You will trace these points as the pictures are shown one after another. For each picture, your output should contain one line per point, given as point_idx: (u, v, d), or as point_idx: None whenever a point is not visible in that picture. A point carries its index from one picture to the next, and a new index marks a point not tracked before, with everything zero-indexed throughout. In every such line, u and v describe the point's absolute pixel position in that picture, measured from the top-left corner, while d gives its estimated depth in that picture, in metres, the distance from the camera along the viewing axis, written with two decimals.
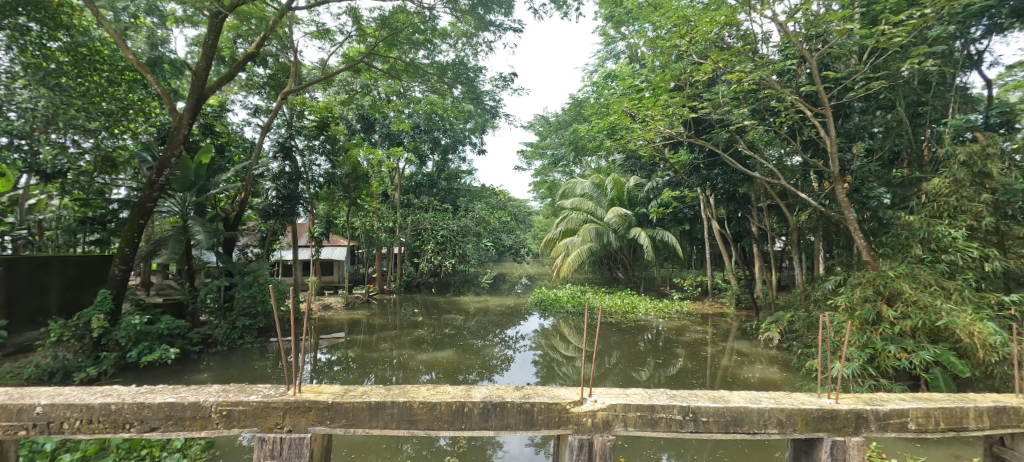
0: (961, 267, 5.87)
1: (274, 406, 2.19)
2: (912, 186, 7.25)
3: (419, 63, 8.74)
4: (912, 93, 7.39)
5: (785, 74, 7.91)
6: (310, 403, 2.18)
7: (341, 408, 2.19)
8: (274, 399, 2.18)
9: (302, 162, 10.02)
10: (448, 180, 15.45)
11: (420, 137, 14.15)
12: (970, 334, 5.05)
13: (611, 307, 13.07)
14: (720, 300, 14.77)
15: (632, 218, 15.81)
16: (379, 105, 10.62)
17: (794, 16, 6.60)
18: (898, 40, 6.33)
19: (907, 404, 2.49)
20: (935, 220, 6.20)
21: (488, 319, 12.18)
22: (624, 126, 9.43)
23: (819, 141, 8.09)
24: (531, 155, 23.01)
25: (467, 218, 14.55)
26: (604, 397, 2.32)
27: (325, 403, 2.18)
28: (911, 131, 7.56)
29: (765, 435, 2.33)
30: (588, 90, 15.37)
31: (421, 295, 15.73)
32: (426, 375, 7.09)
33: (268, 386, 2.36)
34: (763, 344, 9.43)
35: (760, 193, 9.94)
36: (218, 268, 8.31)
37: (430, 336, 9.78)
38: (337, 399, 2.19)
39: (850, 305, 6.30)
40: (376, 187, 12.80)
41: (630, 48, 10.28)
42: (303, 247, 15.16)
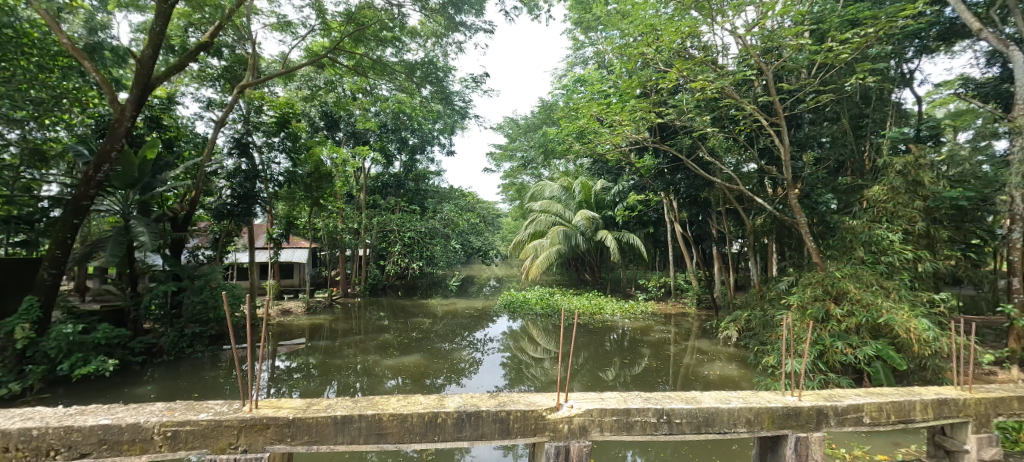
0: (902, 268, 6.30)
1: (228, 424, 2.00)
2: (855, 193, 7.74)
3: (387, 61, 8.53)
4: (856, 106, 7.91)
5: (743, 84, 8.25)
6: (269, 420, 2.00)
7: (303, 424, 2.03)
8: (227, 416, 2.00)
9: (260, 159, 9.52)
10: (416, 181, 15.13)
11: (387, 137, 13.79)
12: (906, 330, 5.39)
13: (579, 308, 13.21)
14: (682, 300, 15.26)
15: (599, 221, 16.07)
16: (344, 102, 10.24)
17: (752, 30, 6.89)
18: (844, 56, 6.73)
19: (864, 399, 2.52)
20: (875, 224, 6.62)
21: (456, 322, 12.00)
22: (593, 130, 9.55)
23: (774, 149, 8.50)
24: (501, 157, 22.98)
25: (435, 220, 14.29)
26: (580, 402, 2.24)
27: (285, 419, 2.01)
28: (853, 141, 8.08)
29: (734, 435, 2.32)
30: (557, 93, 15.51)
31: (387, 298, 15.32)
32: (390, 381, 6.84)
33: (220, 402, 2.16)
34: (723, 343, 9.79)
35: (720, 197, 10.34)
36: (165, 271, 7.73)
37: (396, 340, 9.51)
38: (299, 415, 2.02)
39: (801, 304, 6.63)
40: (340, 187, 12.36)
41: (598, 54, 10.43)
42: (260, 249, 14.42)
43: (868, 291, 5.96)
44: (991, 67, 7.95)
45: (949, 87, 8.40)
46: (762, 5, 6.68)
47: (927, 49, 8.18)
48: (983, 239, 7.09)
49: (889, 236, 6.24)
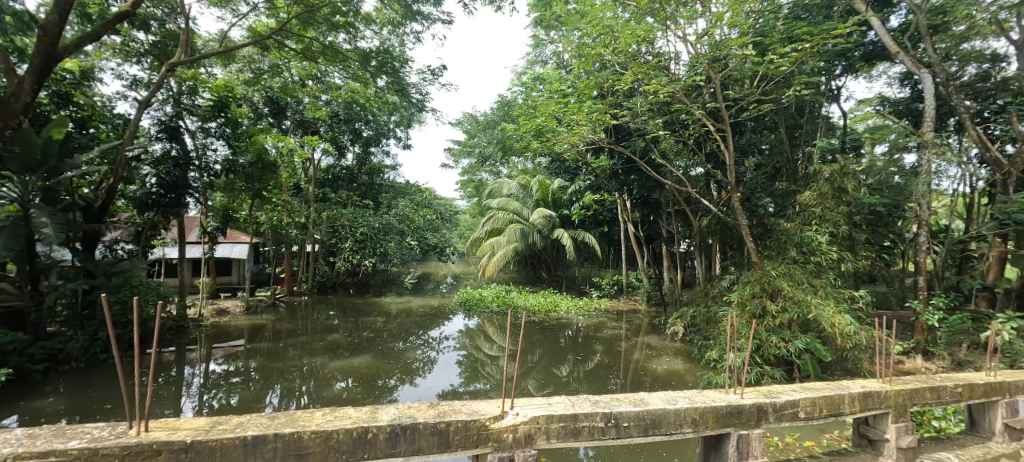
0: (829, 267, 6.80)
1: (104, 453, 1.62)
2: (789, 198, 8.24)
3: (339, 47, 7.96)
4: (791, 117, 8.44)
5: (693, 90, 8.51)
6: (160, 445, 1.67)
7: (204, 448, 1.72)
8: (105, 443, 1.63)
9: (193, 145, 8.70)
10: (370, 175, 14.44)
11: (338, 127, 12.86)
12: (832, 326, 5.79)
13: (535, 305, 13.26)
14: (633, 297, 15.75)
15: (556, 219, 16.23)
16: (291, 88, 9.57)
17: (702, 38, 7.13)
18: (783, 69, 7.13)
19: (801, 395, 2.62)
20: (806, 226, 7.05)
21: (410, 320, 11.63)
22: (550, 129, 9.53)
23: (719, 153, 8.88)
24: (459, 153, 22.61)
25: (389, 215, 13.56)
26: (526, 408, 2.15)
27: (182, 443, 1.69)
28: (789, 149, 8.64)
29: (680, 435, 2.32)
30: (516, 90, 15.44)
31: (336, 297, 14.64)
32: (337, 383, 6.48)
33: (99, 425, 1.78)
34: (670, 338, 10.17)
35: (670, 199, 10.71)
36: (74, 268, 6.86)
37: (345, 340, 9.06)
38: (200, 436, 1.71)
39: (741, 301, 6.94)
40: (285, 178, 11.59)
41: (557, 53, 10.43)
42: (191, 243, 13.25)
43: (799, 288, 6.36)
44: (903, 88, 8.81)
45: (868, 104, 9.20)
46: (712, 15, 6.90)
47: (853, 68, 8.90)
48: (897, 241, 7.81)
49: (818, 237, 6.69)
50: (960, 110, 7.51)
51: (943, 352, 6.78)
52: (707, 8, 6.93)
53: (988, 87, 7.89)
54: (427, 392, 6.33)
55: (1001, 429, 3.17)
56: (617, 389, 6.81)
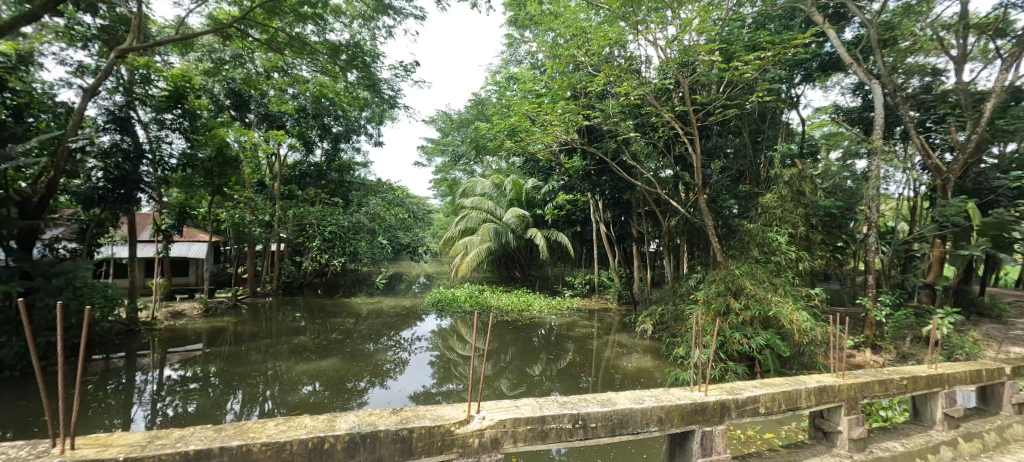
0: (788, 266, 7.10)
1: None
2: (752, 200, 8.55)
3: (307, 39, 7.63)
4: (754, 122, 8.76)
5: (663, 94, 8.69)
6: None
7: None
8: None
9: (146, 137, 8.19)
10: (339, 172, 13.99)
11: (306, 122, 12.39)
12: (790, 322, 6.05)
13: (508, 305, 13.24)
14: (604, 296, 15.99)
15: (529, 219, 16.28)
16: (255, 81, 9.14)
17: (671, 44, 7.29)
18: (747, 76, 7.38)
19: (762, 391, 2.70)
20: (768, 227, 7.33)
21: (381, 321, 11.37)
22: (524, 128, 9.52)
23: (687, 156, 9.12)
24: (433, 151, 22.33)
25: (360, 214, 13.19)
26: (493, 412, 2.12)
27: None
28: (753, 153, 8.96)
29: (646, 434, 2.34)
30: (490, 89, 15.37)
31: (303, 297, 14.14)
32: (303, 387, 6.25)
33: (17, 444, 1.62)
34: (640, 336, 10.38)
35: (640, 199, 10.92)
36: (8, 268, 6.30)
37: (311, 342, 8.77)
38: (133, 454, 1.58)
39: (707, 299, 7.14)
40: (248, 174, 11.08)
41: (531, 53, 10.43)
42: (144, 241, 12.49)
43: (761, 287, 6.60)
44: (854, 98, 9.36)
45: (824, 112, 9.68)
46: (682, 21, 7.07)
47: (811, 77, 9.33)
48: (850, 241, 8.25)
49: (778, 238, 6.98)
50: (905, 120, 8.00)
51: (891, 346, 7.21)
52: (676, 14, 7.09)
53: (930, 98, 8.62)
54: (397, 394, 6.20)
55: (941, 418, 3.37)
56: (588, 387, 6.88)
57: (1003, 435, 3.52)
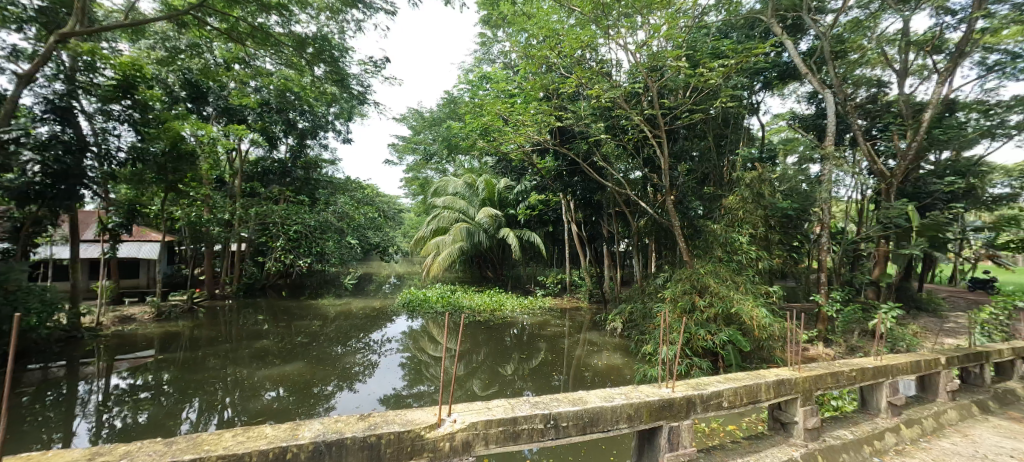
0: (749, 265, 7.41)
1: None
2: (716, 201, 8.87)
3: (271, 30, 7.29)
4: (718, 127, 9.09)
5: (633, 97, 8.87)
6: None
7: None
8: None
9: (91, 130, 7.63)
10: (305, 169, 13.54)
11: (269, 117, 11.85)
12: (751, 319, 6.32)
13: (480, 305, 13.18)
14: (576, 295, 16.20)
15: (502, 219, 16.29)
16: (213, 72, 8.68)
17: (640, 49, 7.47)
18: (712, 82, 7.64)
19: (725, 386, 2.80)
20: (731, 228, 7.61)
21: (349, 323, 11.08)
22: (497, 128, 9.48)
23: (655, 158, 9.37)
24: (404, 149, 21.95)
25: (327, 213, 12.79)
26: (465, 414, 2.10)
27: None
28: (716, 156, 9.30)
29: (616, 431, 2.39)
30: (463, 88, 15.27)
31: (266, 300, 13.59)
32: (266, 393, 6.00)
33: None
34: (610, 334, 10.57)
35: (611, 200, 11.12)
36: None
37: (275, 346, 8.44)
38: None
39: (674, 297, 7.34)
40: (206, 171, 10.53)
41: (503, 53, 10.40)
42: (89, 241, 11.65)
43: (724, 285, 6.85)
44: (809, 106, 9.91)
45: (782, 118, 10.18)
46: (651, 27, 7.25)
47: (771, 85, 9.79)
48: (805, 241, 8.70)
49: (739, 238, 7.27)
50: (854, 128, 8.52)
51: (841, 339, 7.65)
52: (645, 20, 7.26)
53: (877, 108, 9.28)
54: (366, 398, 6.05)
55: (885, 406, 3.60)
56: (560, 385, 6.95)
57: (938, 420, 3.80)
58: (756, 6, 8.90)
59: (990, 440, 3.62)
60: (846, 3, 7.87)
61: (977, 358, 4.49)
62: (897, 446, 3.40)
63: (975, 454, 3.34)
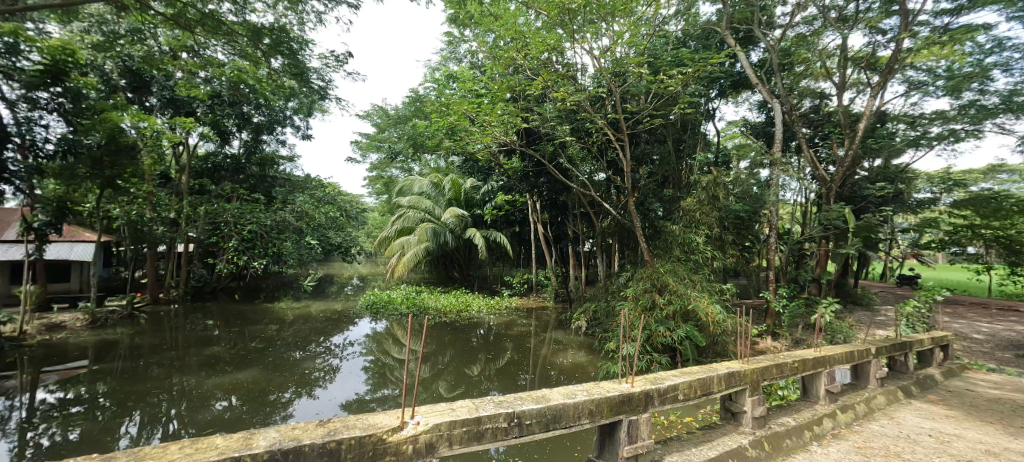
0: (705, 264, 7.77)
1: None
2: (675, 203, 9.24)
3: (223, 18, 6.86)
4: (677, 132, 9.48)
5: (597, 101, 9.07)
6: None
7: None
8: None
9: (14, 119, 6.82)
10: (261, 166, 12.95)
11: (220, 110, 11.06)
12: (706, 315, 6.63)
13: (446, 305, 13.07)
14: (542, 295, 16.38)
15: (468, 219, 16.23)
16: (158, 60, 8.10)
17: (603, 54, 7.68)
18: (671, 89, 7.96)
19: (680, 379, 2.94)
20: (689, 229, 7.93)
21: (308, 327, 10.68)
22: (463, 127, 9.42)
23: (618, 161, 9.65)
24: (367, 147, 21.40)
25: (284, 212, 11.94)
26: (428, 416, 2.09)
27: None
28: (676, 159, 9.68)
29: (578, 427, 2.45)
30: (429, 86, 15.08)
31: (218, 303, 12.88)
32: (217, 403, 5.70)
33: None
34: (575, 332, 10.77)
35: (576, 201, 11.32)
36: None
37: (227, 353, 8.01)
38: None
39: (635, 295, 7.58)
40: (150, 166, 9.82)
41: (470, 53, 10.35)
42: (11, 242, 10.60)
43: (682, 283, 7.15)
44: (759, 114, 10.52)
45: (735, 125, 10.77)
46: (614, 33, 7.46)
47: (725, 93, 10.32)
48: (755, 241, 9.23)
49: (696, 238, 7.62)
50: (799, 136, 9.13)
51: (787, 333, 8.17)
52: (609, 26, 7.47)
53: (819, 118, 10.03)
54: (327, 403, 5.88)
55: (823, 394, 3.90)
56: (526, 384, 7.04)
57: (869, 405, 4.14)
58: (711, 17, 9.35)
59: (913, 421, 3.98)
60: (792, 19, 8.40)
61: (902, 347, 4.93)
62: (834, 430, 3.68)
63: (899, 434, 3.67)
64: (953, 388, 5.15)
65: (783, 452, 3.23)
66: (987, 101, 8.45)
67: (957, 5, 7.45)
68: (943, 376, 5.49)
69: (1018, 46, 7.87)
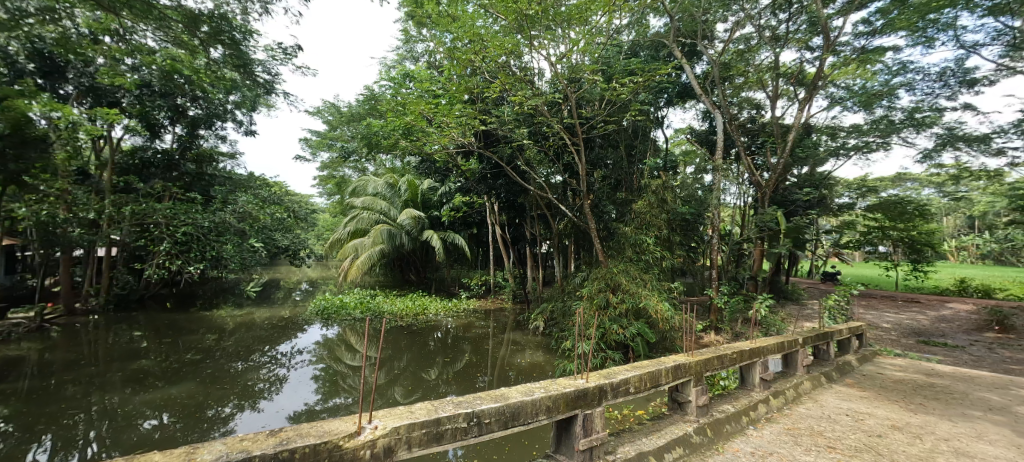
0: (654, 263, 8.15)
1: None
2: (627, 205, 9.64)
3: (154, 1, 6.25)
4: (629, 138, 9.92)
5: (554, 105, 9.22)
6: None
7: None
8: None
9: None
10: (197, 163, 11.69)
11: (151, 101, 10.10)
12: (655, 312, 6.98)
13: (402, 309, 12.80)
14: (500, 296, 16.47)
15: (425, 220, 15.98)
16: (74, 45, 7.30)
17: (560, 60, 7.90)
18: (623, 96, 8.30)
19: (631, 373, 3.11)
20: (640, 231, 8.28)
21: (252, 336, 10.08)
22: (420, 128, 9.23)
23: (574, 165, 9.94)
24: (319, 145, 20.63)
25: (224, 212, 10.74)
26: (386, 420, 2.08)
27: None
28: (628, 164, 10.12)
29: (536, 423, 2.54)
30: (384, 85, 14.72)
31: (147, 313, 11.83)
32: (144, 422, 5.25)
33: None
34: (532, 332, 10.92)
35: (533, 203, 11.47)
36: None
37: (159, 367, 7.39)
38: None
39: (590, 295, 7.80)
40: (66, 162, 8.82)
41: (428, 53, 10.22)
42: None
43: (634, 282, 7.47)
44: (703, 123, 11.21)
45: (682, 132, 11.44)
46: (569, 41, 7.70)
47: (673, 102, 10.92)
48: (700, 242, 9.84)
49: (646, 240, 8.01)
50: (738, 144, 9.82)
51: (728, 327, 8.76)
52: (565, 34, 7.70)
53: (754, 128, 10.88)
54: (274, 416, 5.62)
55: (758, 382, 4.23)
56: (484, 385, 7.08)
57: (797, 390, 4.56)
58: (660, 30, 9.91)
59: (833, 403, 4.43)
60: (732, 35, 9.02)
61: (824, 337, 5.46)
62: (767, 414, 4.02)
63: (822, 415, 4.07)
64: (865, 372, 5.77)
65: (723, 437, 3.48)
66: (895, 116, 9.50)
67: (871, 28, 8.34)
68: (859, 361, 6.13)
69: (918, 69, 8.91)
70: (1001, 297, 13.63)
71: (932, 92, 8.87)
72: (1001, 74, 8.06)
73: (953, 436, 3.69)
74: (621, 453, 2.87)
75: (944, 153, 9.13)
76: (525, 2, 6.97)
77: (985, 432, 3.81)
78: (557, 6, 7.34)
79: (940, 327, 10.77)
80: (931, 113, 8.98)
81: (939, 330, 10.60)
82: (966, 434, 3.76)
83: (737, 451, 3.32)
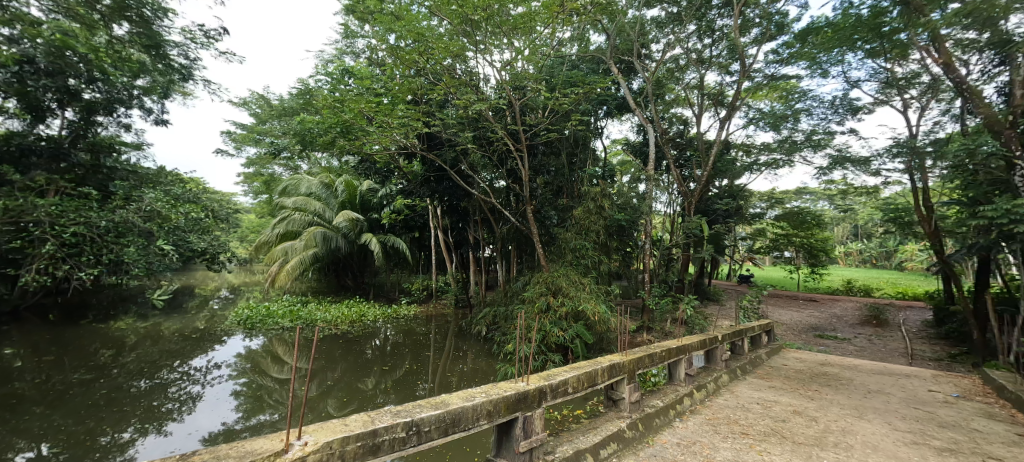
0: (592, 267, 8.52)
1: None
2: (567, 211, 9.97)
3: None
4: (570, 147, 10.27)
5: (499, 111, 9.29)
6: None
7: None
8: None
9: None
10: (92, 152, 9.92)
11: (34, 80, 8.26)
12: (593, 314, 7.27)
13: (337, 317, 12.19)
14: (442, 301, 16.26)
15: (364, 224, 15.43)
16: None
17: (506, 66, 7.99)
18: (567, 104, 8.59)
19: (570, 374, 3.23)
20: (580, 236, 8.61)
21: (158, 350, 9.04)
22: (360, 127, 8.85)
23: (518, 171, 10.08)
24: (244, 138, 19.14)
25: (126, 210, 8.82)
26: (318, 435, 1.97)
27: None
28: (569, 172, 10.46)
29: (477, 428, 2.55)
30: (321, 80, 13.99)
31: (22, 329, 10.09)
32: (16, 456, 4.47)
33: None
34: (475, 337, 10.89)
35: (476, 208, 11.49)
36: None
37: (37, 391, 6.36)
38: None
39: (533, 298, 7.93)
40: None
41: (370, 49, 9.84)
42: None
43: (573, 285, 7.73)
44: (638, 135, 11.94)
45: (618, 143, 12.12)
46: (515, 49, 7.83)
47: (611, 113, 11.49)
48: (634, 247, 10.40)
49: (586, 245, 8.36)
50: (668, 157, 10.50)
51: (658, 327, 9.36)
52: (510, 42, 7.84)
53: (683, 141, 11.77)
54: (185, 438, 5.10)
55: (684, 377, 4.58)
56: (424, 393, 6.94)
57: (717, 383, 4.98)
58: (600, 46, 10.44)
59: (747, 393, 4.92)
60: (664, 55, 9.72)
61: (740, 334, 6.01)
62: (692, 406, 4.36)
63: (737, 405, 4.50)
64: (772, 364, 6.45)
65: (653, 430, 3.72)
66: (797, 137, 10.74)
67: (780, 58, 9.39)
68: (768, 355, 6.83)
69: (816, 97, 10.15)
70: (878, 295, 15.89)
71: (826, 118, 10.16)
72: (877, 105, 9.41)
73: (840, 417, 4.26)
74: (560, 452, 2.96)
75: (835, 172, 10.44)
76: (471, 8, 7.05)
77: (864, 412, 4.43)
78: (503, 14, 7.47)
79: (833, 323, 12.31)
80: (825, 136, 10.22)
81: (832, 325, 12.12)
82: (850, 414, 4.34)
83: (665, 442, 3.58)
